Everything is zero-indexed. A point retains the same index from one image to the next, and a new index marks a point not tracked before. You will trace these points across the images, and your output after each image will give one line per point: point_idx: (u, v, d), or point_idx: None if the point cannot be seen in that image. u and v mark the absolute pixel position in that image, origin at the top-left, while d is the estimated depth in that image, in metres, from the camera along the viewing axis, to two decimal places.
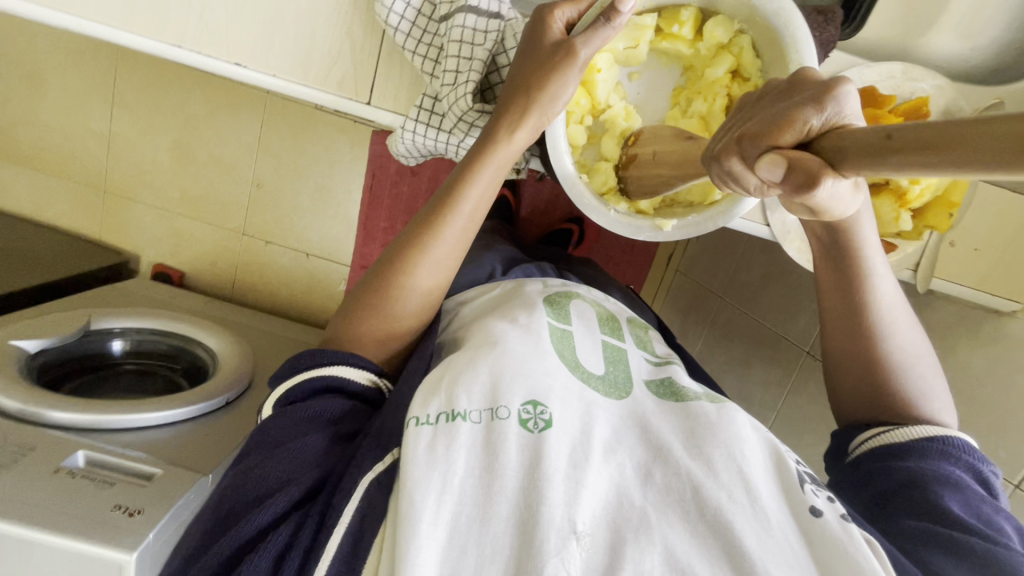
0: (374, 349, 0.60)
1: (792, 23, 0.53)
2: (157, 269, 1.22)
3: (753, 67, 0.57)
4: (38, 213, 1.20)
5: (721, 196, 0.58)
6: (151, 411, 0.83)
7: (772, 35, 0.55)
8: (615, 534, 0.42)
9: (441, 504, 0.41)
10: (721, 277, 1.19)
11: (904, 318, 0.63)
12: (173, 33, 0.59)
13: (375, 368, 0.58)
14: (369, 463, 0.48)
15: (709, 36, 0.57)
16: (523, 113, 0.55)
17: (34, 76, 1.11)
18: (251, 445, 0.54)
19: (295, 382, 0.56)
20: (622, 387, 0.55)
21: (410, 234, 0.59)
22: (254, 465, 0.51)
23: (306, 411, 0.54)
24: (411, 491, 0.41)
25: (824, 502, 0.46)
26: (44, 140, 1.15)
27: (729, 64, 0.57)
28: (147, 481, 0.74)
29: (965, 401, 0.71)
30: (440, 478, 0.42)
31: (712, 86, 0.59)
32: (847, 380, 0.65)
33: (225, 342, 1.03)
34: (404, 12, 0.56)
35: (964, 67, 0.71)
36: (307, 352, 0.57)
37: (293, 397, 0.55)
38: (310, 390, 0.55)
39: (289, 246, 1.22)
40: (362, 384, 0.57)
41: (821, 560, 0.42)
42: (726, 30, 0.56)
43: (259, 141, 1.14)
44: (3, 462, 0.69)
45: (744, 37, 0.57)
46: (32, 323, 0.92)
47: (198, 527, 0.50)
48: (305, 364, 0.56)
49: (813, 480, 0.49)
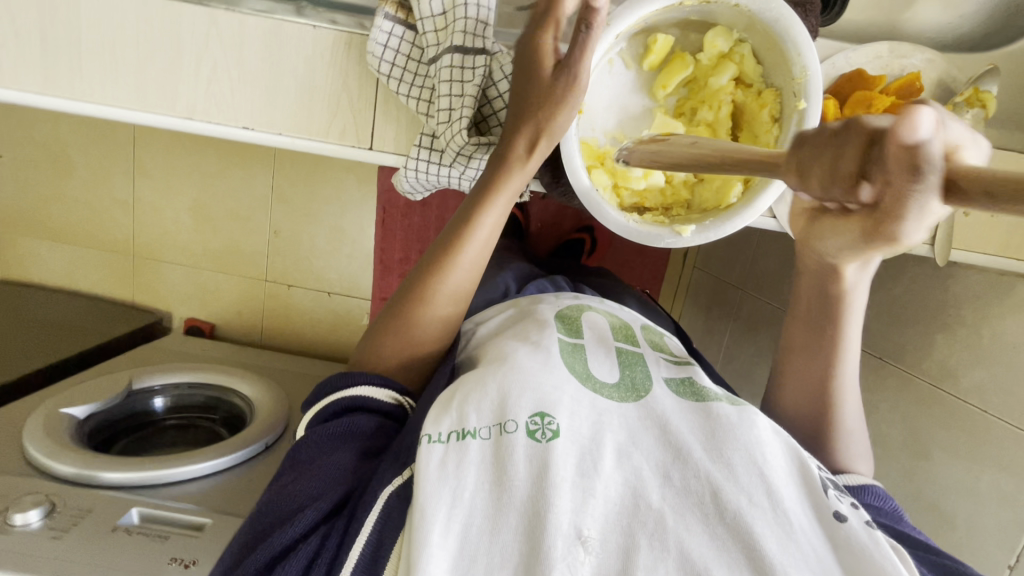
0: (396, 369, 0.61)
1: (792, 30, 0.53)
2: (189, 322, 1.27)
3: (756, 74, 0.58)
4: (74, 283, 1.27)
5: (737, 198, 0.59)
6: (195, 461, 0.86)
7: (773, 40, 0.55)
8: (630, 538, 0.43)
9: (452, 517, 0.42)
10: (739, 270, 1.19)
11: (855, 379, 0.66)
12: (183, 106, 0.63)
13: (397, 386, 0.59)
14: (389, 477, 0.49)
15: (709, 47, 0.58)
16: (532, 142, 0.56)
17: (61, 156, 1.19)
18: (286, 464, 0.56)
19: (328, 400, 0.58)
20: (641, 386, 0.55)
21: (427, 264, 0.61)
22: (288, 482, 0.53)
23: (338, 428, 0.55)
24: (422, 506, 0.42)
25: (848, 507, 0.46)
26: (75, 215, 1.22)
27: (732, 72, 0.58)
28: (199, 532, 0.78)
29: (1002, 370, 0.69)
30: (450, 493, 0.43)
31: (717, 94, 0.59)
32: (790, 411, 0.68)
33: (259, 388, 1.07)
34: (393, 60, 0.59)
35: (954, 35, 0.70)
36: (338, 375, 0.59)
37: (327, 415, 0.57)
38: (342, 407, 0.57)
39: (311, 288, 1.25)
40: (387, 402, 0.58)
41: (847, 567, 0.43)
42: (727, 39, 0.57)
43: (273, 190, 1.19)
44: (64, 527, 0.73)
45: (745, 45, 0.58)
46: (79, 390, 0.97)
47: (238, 537, 0.53)
48: (336, 383, 0.58)
49: (836, 486, 0.49)
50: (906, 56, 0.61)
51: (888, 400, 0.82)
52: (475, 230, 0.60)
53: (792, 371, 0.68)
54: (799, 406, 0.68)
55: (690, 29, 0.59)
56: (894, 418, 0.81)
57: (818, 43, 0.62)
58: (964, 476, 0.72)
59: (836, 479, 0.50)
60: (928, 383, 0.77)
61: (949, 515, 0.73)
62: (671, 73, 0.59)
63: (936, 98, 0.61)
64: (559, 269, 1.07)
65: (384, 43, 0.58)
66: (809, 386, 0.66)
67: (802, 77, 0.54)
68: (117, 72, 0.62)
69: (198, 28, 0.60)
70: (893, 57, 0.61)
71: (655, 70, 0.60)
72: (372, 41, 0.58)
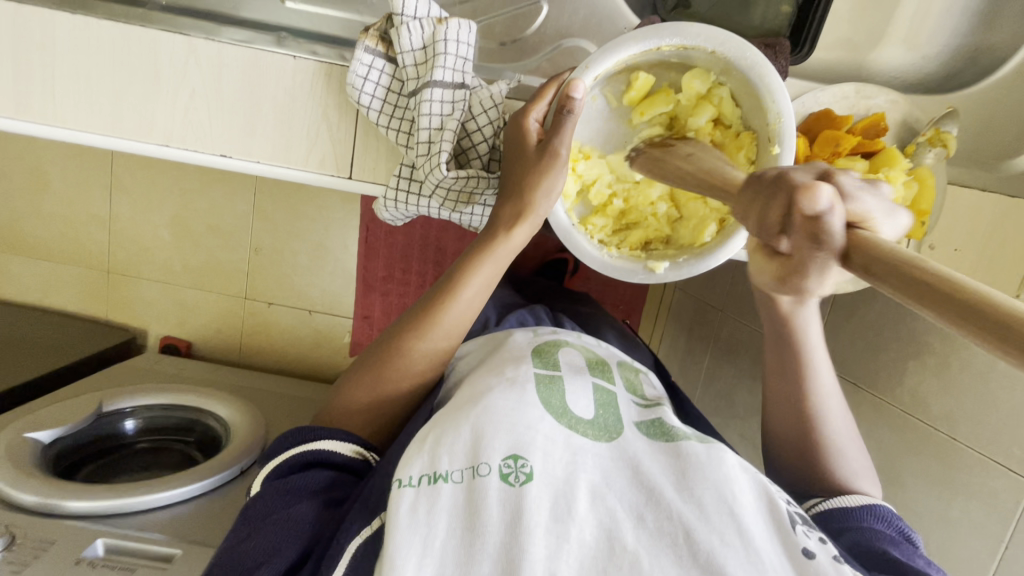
0: (360, 421, 0.60)
1: (766, 78, 0.55)
2: (164, 341, 1.24)
3: (733, 116, 0.59)
4: (45, 300, 1.23)
5: (711, 237, 0.59)
6: (162, 490, 0.83)
7: (750, 86, 0.57)
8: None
9: (422, 566, 0.42)
10: (719, 292, 1.21)
11: (844, 428, 0.65)
12: (159, 134, 0.62)
13: (359, 439, 0.58)
14: (357, 527, 0.48)
15: (686, 87, 0.59)
16: (517, 214, 0.59)
17: (36, 172, 1.16)
18: (240, 519, 0.55)
19: (285, 457, 0.57)
20: (613, 428, 0.54)
21: (406, 325, 0.60)
22: (241, 540, 0.52)
23: (294, 483, 0.54)
24: (392, 555, 0.42)
25: (817, 543, 0.47)
26: (47, 230, 1.19)
27: (710, 113, 0.59)
28: (167, 564, 0.75)
29: (969, 399, 0.70)
30: (422, 541, 0.43)
31: (696, 133, 0.60)
32: (776, 443, 0.68)
33: (235, 410, 1.04)
34: (374, 92, 0.60)
35: (917, 74, 0.74)
36: (304, 428, 0.58)
37: (282, 473, 0.56)
38: (296, 466, 0.56)
39: (292, 306, 1.24)
40: (347, 456, 0.57)
41: None
42: (704, 81, 0.58)
43: (255, 208, 1.18)
44: (24, 560, 0.71)
45: (723, 88, 0.59)
46: (46, 413, 0.94)
47: None
48: (297, 440, 0.57)
49: (806, 521, 0.50)
50: (871, 97, 0.63)
51: (863, 425, 0.83)
52: (463, 289, 0.60)
53: (772, 405, 0.68)
54: (785, 438, 0.67)
55: (670, 69, 0.59)
56: (868, 444, 0.82)
57: (788, 84, 0.64)
58: (936, 502, 0.73)
59: (805, 513, 0.51)
60: (900, 409, 0.78)
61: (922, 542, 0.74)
62: (651, 106, 0.59)
63: (900, 139, 0.64)
64: (541, 291, 1.07)
65: (364, 75, 0.59)
66: (789, 415, 0.66)
67: (775, 123, 0.56)
68: (92, 96, 0.61)
69: (177, 54, 0.60)
70: (859, 98, 0.63)
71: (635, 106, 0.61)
72: (353, 74, 0.58)
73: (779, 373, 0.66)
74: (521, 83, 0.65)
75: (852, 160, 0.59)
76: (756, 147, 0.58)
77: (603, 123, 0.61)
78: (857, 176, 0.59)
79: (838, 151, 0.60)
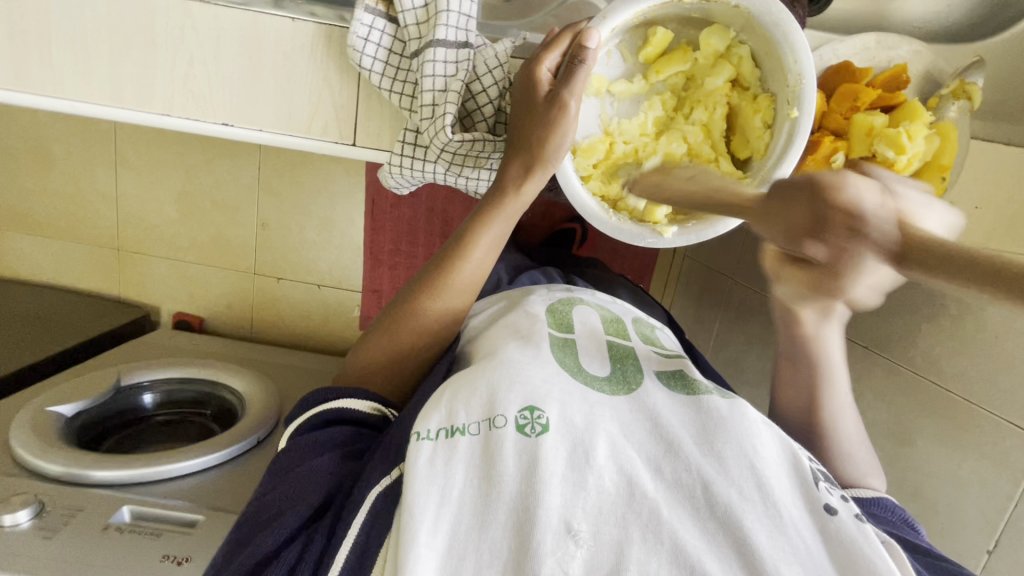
0: (376, 379, 0.61)
1: (791, 36, 0.52)
2: (177, 316, 1.26)
3: (753, 77, 0.57)
4: (59, 278, 1.25)
5: None
6: (182, 459, 0.85)
7: (770, 45, 0.55)
8: (623, 531, 0.43)
9: (440, 516, 0.43)
10: (729, 259, 1.19)
11: (848, 413, 0.67)
12: (160, 102, 0.61)
13: (378, 397, 0.59)
14: (378, 477, 0.49)
15: (704, 45, 0.57)
16: (528, 168, 0.58)
17: (41, 151, 1.16)
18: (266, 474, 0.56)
19: (307, 417, 0.58)
20: (632, 379, 0.54)
21: (418, 285, 0.60)
22: (268, 491, 0.53)
23: (316, 438, 0.55)
24: (410, 505, 0.42)
25: (838, 500, 0.47)
26: (56, 209, 1.20)
27: (729, 73, 0.57)
28: (191, 529, 0.78)
29: (984, 360, 0.69)
30: (439, 491, 0.44)
31: (712, 95, 0.59)
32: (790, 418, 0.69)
33: (249, 383, 1.06)
34: (375, 54, 0.58)
35: (940, 24, 0.70)
36: (324, 388, 0.60)
37: (306, 429, 0.57)
38: (322, 420, 0.57)
39: (300, 280, 1.24)
40: (366, 412, 0.58)
41: (836, 558, 0.43)
42: (722, 39, 0.56)
43: (260, 182, 1.17)
44: (53, 527, 0.73)
45: (743, 46, 0.57)
46: (67, 387, 0.96)
47: (224, 544, 0.52)
48: (319, 398, 0.59)
49: (827, 478, 0.50)
50: (892, 48, 0.61)
51: (875, 389, 0.82)
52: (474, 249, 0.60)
53: (786, 395, 0.69)
54: (795, 411, 0.69)
55: (689, 25, 0.58)
56: (880, 407, 0.82)
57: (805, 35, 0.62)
58: (947, 463, 0.73)
59: (828, 473, 0.51)
60: (912, 372, 0.78)
61: (933, 501, 0.74)
62: (668, 63, 0.58)
63: (923, 90, 0.61)
64: (548, 261, 1.07)
65: (365, 36, 0.57)
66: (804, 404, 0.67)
67: (796, 85, 0.53)
68: (91, 66, 0.60)
69: (174, 20, 0.59)
70: (880, 49, 0.60)
71: (650, 62, 0.59)
72: (353, 35, 0.56)
73: (790, 367, 0.67)
74: (526, 41, 0.63)
75: (873, 113, 0.56)
76: (774, 110, 0.56)
77: (618, 80, 0.59)
78: (877, 130, 0.56)
79: (857, 105, 0.57)
